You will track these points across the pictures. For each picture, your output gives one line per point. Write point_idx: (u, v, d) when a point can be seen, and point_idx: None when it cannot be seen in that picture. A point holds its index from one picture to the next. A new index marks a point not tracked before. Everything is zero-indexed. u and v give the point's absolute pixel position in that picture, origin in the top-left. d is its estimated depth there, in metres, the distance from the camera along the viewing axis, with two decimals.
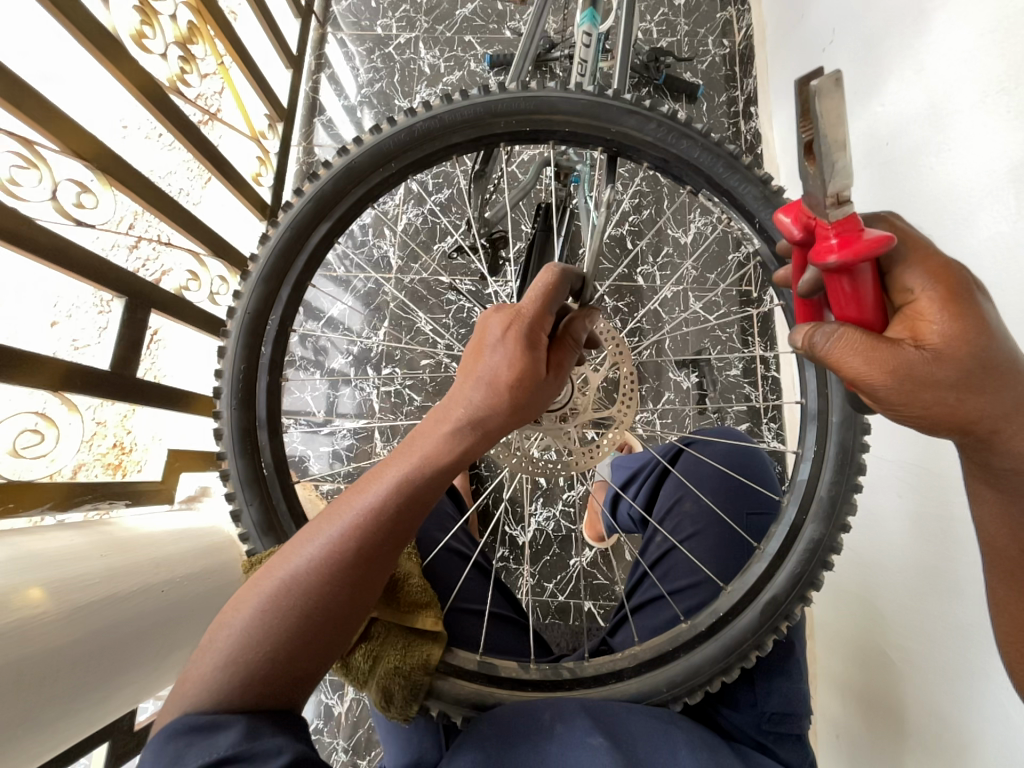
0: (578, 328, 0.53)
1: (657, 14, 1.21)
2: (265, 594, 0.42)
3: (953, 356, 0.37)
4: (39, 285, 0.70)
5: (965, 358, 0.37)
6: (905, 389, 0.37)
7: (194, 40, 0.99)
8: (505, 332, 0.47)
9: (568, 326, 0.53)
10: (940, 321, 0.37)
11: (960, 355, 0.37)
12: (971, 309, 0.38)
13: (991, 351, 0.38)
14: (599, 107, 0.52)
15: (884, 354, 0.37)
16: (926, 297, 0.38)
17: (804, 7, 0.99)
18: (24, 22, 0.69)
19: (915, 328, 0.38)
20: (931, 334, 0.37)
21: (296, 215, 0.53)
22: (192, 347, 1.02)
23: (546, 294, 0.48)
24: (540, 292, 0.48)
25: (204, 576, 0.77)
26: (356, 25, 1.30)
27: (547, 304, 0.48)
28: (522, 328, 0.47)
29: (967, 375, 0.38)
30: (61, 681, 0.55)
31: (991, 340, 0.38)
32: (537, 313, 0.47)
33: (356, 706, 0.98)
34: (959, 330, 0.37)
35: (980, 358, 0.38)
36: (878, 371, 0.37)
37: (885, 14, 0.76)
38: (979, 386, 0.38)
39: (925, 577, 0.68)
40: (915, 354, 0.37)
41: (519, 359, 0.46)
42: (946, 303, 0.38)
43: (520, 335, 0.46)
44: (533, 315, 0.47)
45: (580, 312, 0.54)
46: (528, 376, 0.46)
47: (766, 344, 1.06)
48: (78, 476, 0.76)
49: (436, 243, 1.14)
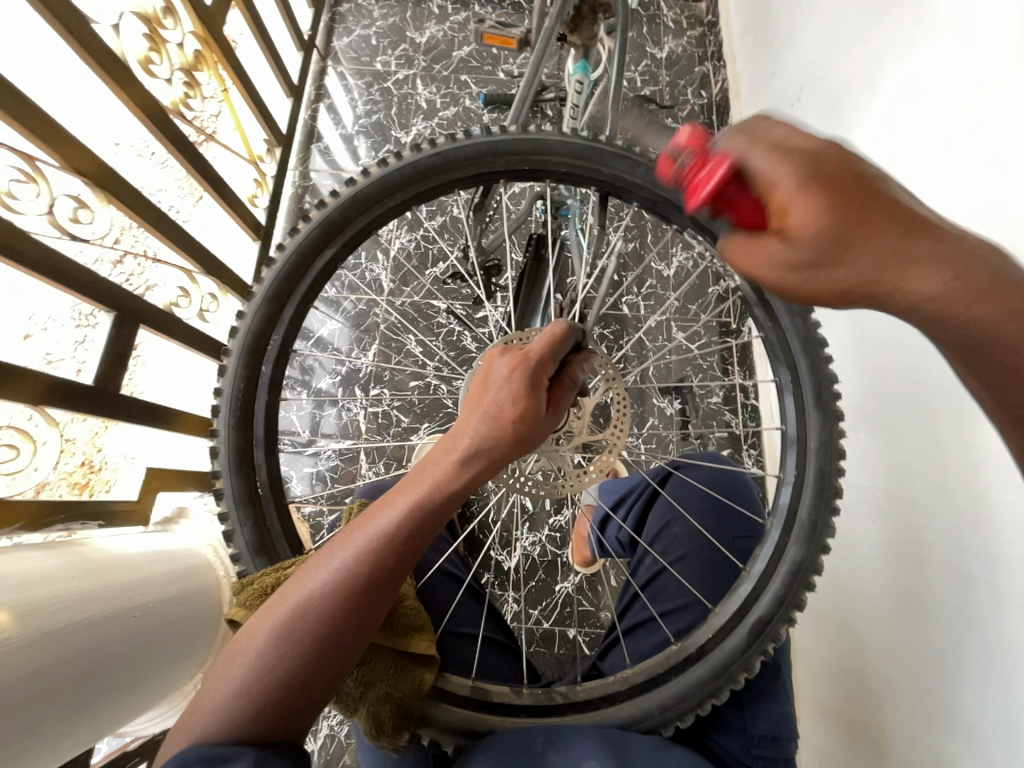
0: (576, 370, 0.55)
1: (641, 65, 1.30)
2: (273, 626, 0.41)
3: (828, 229, 0.33)
4: (14, 295, 0.69)
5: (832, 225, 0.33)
6: (785, 275, 0.36)
7: (200, 66, 1.02)
8: (512, 371, 0.49)
9: (568, 367, 0.55)
10: (797, 203, 0.33)
11: (828, 220, 0.33)
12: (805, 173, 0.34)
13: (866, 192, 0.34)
14: (594, 151, 0.56)
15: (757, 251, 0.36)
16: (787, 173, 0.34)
17: (774, 66, 1.08)
18: (36, 45, 0.71)
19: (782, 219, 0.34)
20: (798, 218, 0.33)
21: (303, 239, 0.54)
22: (173, 362, 1.00)
23: (552, 342, 0.51)
24: (546, 341, 0.51)
25: (178, 601, 0.74)
26: (356, 60, 1.36)
27: (552, 351, 0.51)
28: (527, 368, 0.49)
29: (855, 239, 0.33)
30: (22, 715, 0.51)
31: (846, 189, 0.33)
32: (542, 356, 0.50)
33: (331, 743, 0.93)
34: (822, 203, 0.33)
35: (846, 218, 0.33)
36: (759, 267, 0.36)
37: (847, 79, 0.84)
38: (876, 242, 0.34)
39: (901, 600, 0.71)
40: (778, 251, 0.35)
41: (523, 397, 0.48)
42: (806, 177, 0.33)
43: (526, 375, 0.49)
44: (538, 357, 0.50)
45: (579, 354, 0.57)
46: (530, 413, 0.48)
47: (745, 373, 1.11)
48: (40, 497, 0.72)
49: (429, 267, 1.17)
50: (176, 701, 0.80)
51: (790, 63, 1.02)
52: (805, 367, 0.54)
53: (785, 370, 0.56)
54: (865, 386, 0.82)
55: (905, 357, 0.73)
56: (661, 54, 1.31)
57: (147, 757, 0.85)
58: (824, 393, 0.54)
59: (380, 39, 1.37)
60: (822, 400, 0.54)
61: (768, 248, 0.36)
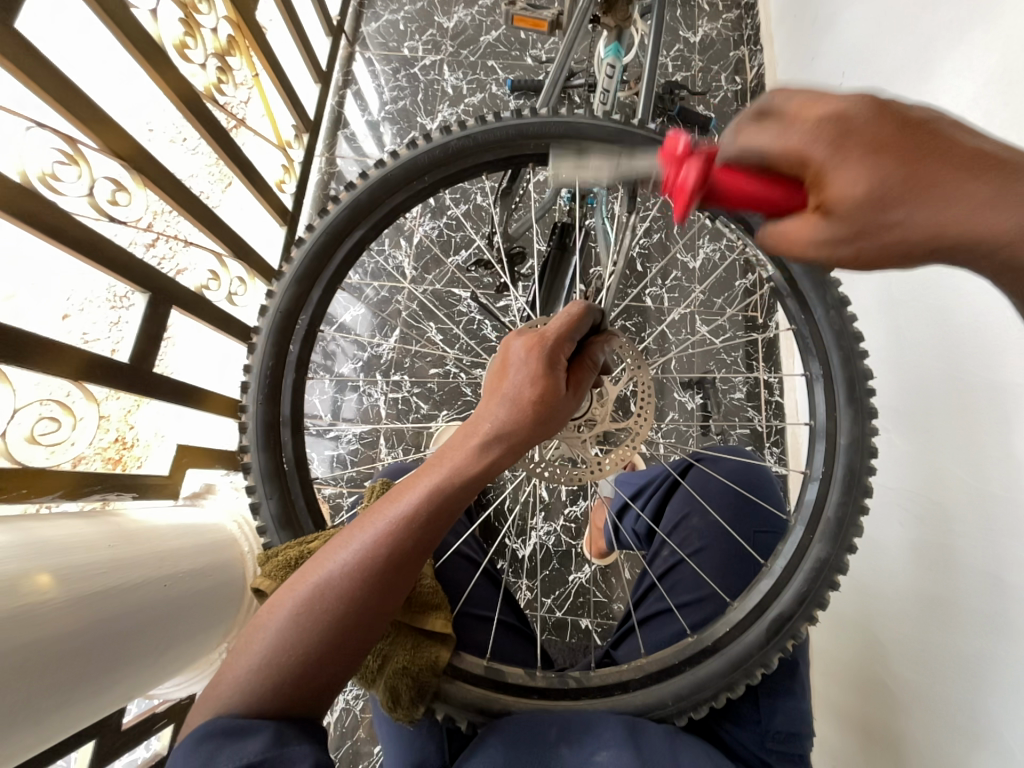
0: (597, 351, 0.55)
1: (673, 49, 1.27)
2: (297, 602, 0.43)
3: (871, 190, 0.31)
4: (55, 275, 0.71)
5: (873, 194, 0.32)
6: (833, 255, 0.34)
7: (232, 52, 1.03)
8: (528, 352, 0.49)
9: (586, 349, 0.54)
10: (837, 168, 0.32)
11: (870, 183, 0.31)
12: (870, 124, 0.32)
13: (907, 156, 0.31)
14: (625, 135, 0.55)
15: (794, 233, 0.35)
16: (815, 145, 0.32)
17: (815, 49, 1.03)
18: (77, 29, 0.73)
19: (821, 186, 0.33)
20: (841, 181, 0.32)
21: (332, 220, 0.55)
22: (203, 344, 1.02)
23: (569, 323, 0.51)
24: (563, 321, 0.51)
25: (208, 572, 0.77)
26: (383, 46, 1.35)
27: (569, 331, 0.50)
28: (544, 349, 0.49)
29: (901, 197, 0.32)
30: (59, 670, 0.54)
31: (901, 132, 0.32)
32: (558, 337, 0.50)
33: (346, 716, 0.96)
34: (863, 163, 0.31)
35: (917, 168, 0.31)
36: (800, 248, 0.35)
37: (892, 63, 0.80)
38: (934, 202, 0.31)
39: (928, 607, 0.69)
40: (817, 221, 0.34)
41: (540, 378, 0.48)
42: (839, 140, 0.32)
43: (542, 356, 0.49)
44: (554, 338, 0.50)
45: (601, 337, 0.56)
46: (548, 393, 0.48)
47: (770, 369, 1.09)
48: (78, 468, 0.75)
49: (451, 255, 1.17)
50: (202, 667, 0.84)
51: (831, 47, 0.98)
52: (838, 361, 0.53)
53: (817, 363, 0.54)
54: (899, 385, 0.79)
55: (944, 354, 0.70)
56: (694, 39, 1.27)
57: (173, 718, 0.90)
58: (857, 388, 0.52)
59: (408, 24, 1.36)
60: (854, 395, 0.52)
61: (807, 224, 0.35)
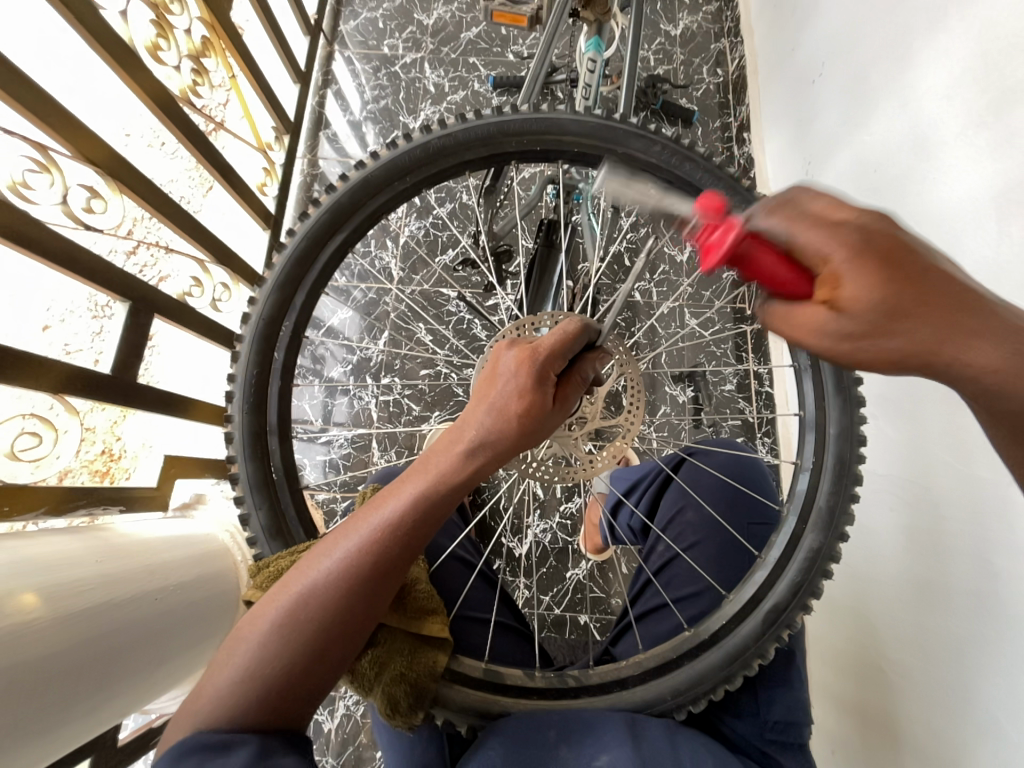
0: (587, 367, 0.54)
1: (654, 42, 1.26)
2: (282, 609, 0.42)
3: (878, 301, 0.33)
4: (32, 287, 0.69)
5: (881, 293, 0.33)
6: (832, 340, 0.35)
7: (207, 53, 1.01)
8: (519, 366, 0.48)
9: (578, 365, 0.53)
10: (849, 275, 0.33)
11: (880, 293, 0.33)
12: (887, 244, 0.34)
13: (909, 278, 0.33)
14: (608, 130, 0.54)
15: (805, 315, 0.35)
16: (836, 251, 0.34)
17: (795, 40, 1.03)
18: (44, 32, 0.71)
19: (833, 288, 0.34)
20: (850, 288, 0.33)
21: (313, 225, 0.54)
22: (188, 352, 1.01)
23: (562, 340, 0.49)
24: (557, 337, 0.49)
25: (201, 584, 0.76)
26: (363, 44, 1.34)
27: (563, 348, 0.49)
28: (535, 363, 0.48)
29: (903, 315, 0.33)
30: (48, 692, 0.53)
31: (908, 267, 0.33)
32: (551, 352, 0.49)
33: (347, 723, 0.95)
34: (873, 276, 0.33)
35: (907, 291, 0.33)
36: (803, 331, 0.35)
37: (872, 52, 0.80)
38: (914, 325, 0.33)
39: (919, 591, 0.70)
40: (828, 313, 0.34)
41: (528, 390, 0.47)
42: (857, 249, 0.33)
43: (533, 370, 0.48)
44: (547, 352, 0.49)
45: (592, 351, 0.54)
46: (535, 406, 0.47)
47: (759, 360, 1.09)
48: (64, 482, 0.74)
49: (438, 255, 1.16)
50: (199, 680, 0.83)
51: (810, 37, 0.98)
52: (826, 352, 0.53)
53: (804, 354, 0.54)
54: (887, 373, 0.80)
55: None
56: (675, 31, 1.27)
57: None
58: (844, 378, 0.52)
59: (387, 22, 1.34)
60: (842, 385, 0.52)
61: (814, 315, 0.35)
